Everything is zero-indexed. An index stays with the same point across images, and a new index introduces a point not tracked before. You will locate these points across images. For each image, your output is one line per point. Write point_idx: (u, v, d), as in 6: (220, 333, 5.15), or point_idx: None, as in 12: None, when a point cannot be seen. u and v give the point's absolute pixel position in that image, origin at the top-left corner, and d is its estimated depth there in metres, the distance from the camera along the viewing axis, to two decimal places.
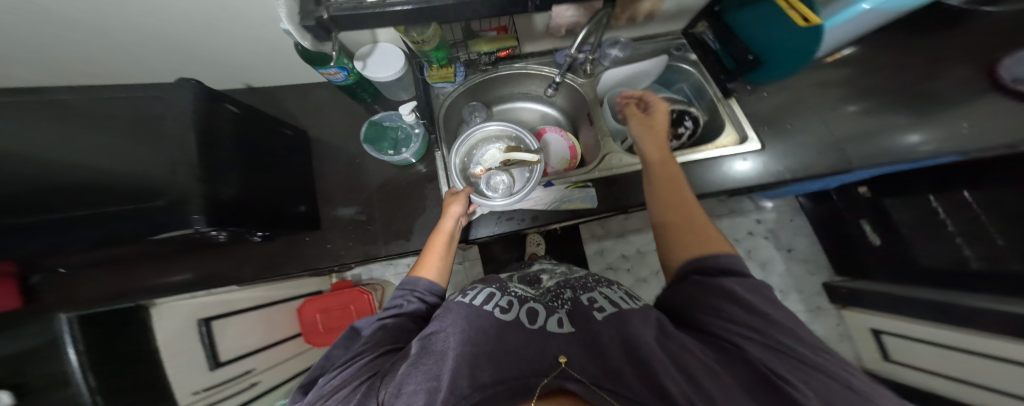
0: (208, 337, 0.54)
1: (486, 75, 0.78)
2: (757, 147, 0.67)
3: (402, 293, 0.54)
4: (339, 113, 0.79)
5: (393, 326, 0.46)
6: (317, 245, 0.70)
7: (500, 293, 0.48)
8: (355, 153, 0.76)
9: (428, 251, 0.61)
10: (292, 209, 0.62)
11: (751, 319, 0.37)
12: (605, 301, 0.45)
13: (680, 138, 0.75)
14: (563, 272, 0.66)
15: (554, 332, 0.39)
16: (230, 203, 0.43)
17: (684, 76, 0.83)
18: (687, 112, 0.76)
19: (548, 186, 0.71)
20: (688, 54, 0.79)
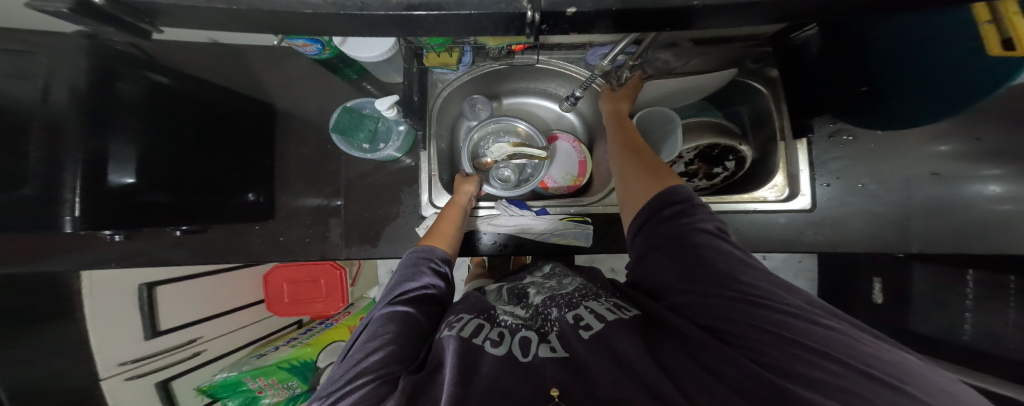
0: (146, 301, 0.70)
1: (498, 65, 0.66)
2: (806, 205, 0.55)
3: (413, 264, 0.49)
4: (315, 83, 0.65)
5: (407, 316, 0.41)
6: (267, 237, 0.58)
7: (489, 324, 0.40)
8: (327, 137, 0.63)
9: (441, 220, 0.57)
10: (239, 197, 0.54)
11: (761, 316, 0.30)
12: (592, 316, 0.38)
13: (712, 179, 0.67)
14: (552, 284, 0.50)
15: (550, 362, 0.32)
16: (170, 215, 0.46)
17: (748, 99, 0.63)
18: (734, 151, 0.65)
19: (541, 215, 0.64)
20: (766, 69, 0.60)
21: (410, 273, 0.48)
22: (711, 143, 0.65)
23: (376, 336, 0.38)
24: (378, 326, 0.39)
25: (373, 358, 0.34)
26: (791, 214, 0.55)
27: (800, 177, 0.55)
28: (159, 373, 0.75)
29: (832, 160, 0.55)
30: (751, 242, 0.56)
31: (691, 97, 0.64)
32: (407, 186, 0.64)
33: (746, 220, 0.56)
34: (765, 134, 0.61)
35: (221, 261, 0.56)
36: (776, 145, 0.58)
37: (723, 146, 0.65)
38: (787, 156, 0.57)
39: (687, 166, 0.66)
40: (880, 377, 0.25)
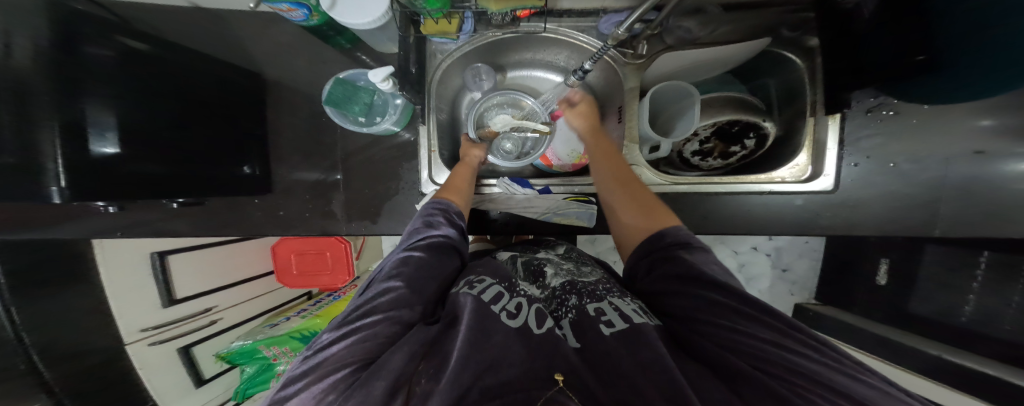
0: (159, 269, 0.71)
1: (502, 33, 0.61)
2: (828, 187, 0.51)
3: (429, 214, 0.46)
4: (303, 52, 0.60)
5: (421, 261, 0.39)
6: (267, 210, 0.58)
7: (508, 292, 0.38)
8: (319, 109, 0.60)
9: (454, 180, 0.55)
10: (234, 170, 0.54)
11: (790, 357, 0.27)
12: (614, 313, 0.35)
13: (727, 158, 0.64)
14: (570, 268, 0.50)
15: (562, 345, 0.31)
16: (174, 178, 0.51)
17: (779, 69, 0.59)
18: (756, 127, 0.63)
19: (542, 194, 0.62)
20: (805, 38, 0.53)
21: (425, 221, 0.45)
22: (732, 119, 0.63)
23: (388, 277, 0.37)
24: (391, 268, 0.38)
25: (382, 299, 0.34)
26: (811, 195, 0.51)
27: (826, 156, 0.51)
28: (179, 340, 0.77)
29: (862, 138, 0.50)
30: (764, 225, 0.53)
31: (714, 69, 0.62)
32: (406, 162, 0.62)
33: (760, 202, 0.53)
34: (797, 107, 0.56)
35: (222, 233, 0.56)
36: (805, 122, 0.54)
37: (744, 123, 0.63)
38: (813, 133, 0.52)
39: (702, 144, 0.63)
40: None
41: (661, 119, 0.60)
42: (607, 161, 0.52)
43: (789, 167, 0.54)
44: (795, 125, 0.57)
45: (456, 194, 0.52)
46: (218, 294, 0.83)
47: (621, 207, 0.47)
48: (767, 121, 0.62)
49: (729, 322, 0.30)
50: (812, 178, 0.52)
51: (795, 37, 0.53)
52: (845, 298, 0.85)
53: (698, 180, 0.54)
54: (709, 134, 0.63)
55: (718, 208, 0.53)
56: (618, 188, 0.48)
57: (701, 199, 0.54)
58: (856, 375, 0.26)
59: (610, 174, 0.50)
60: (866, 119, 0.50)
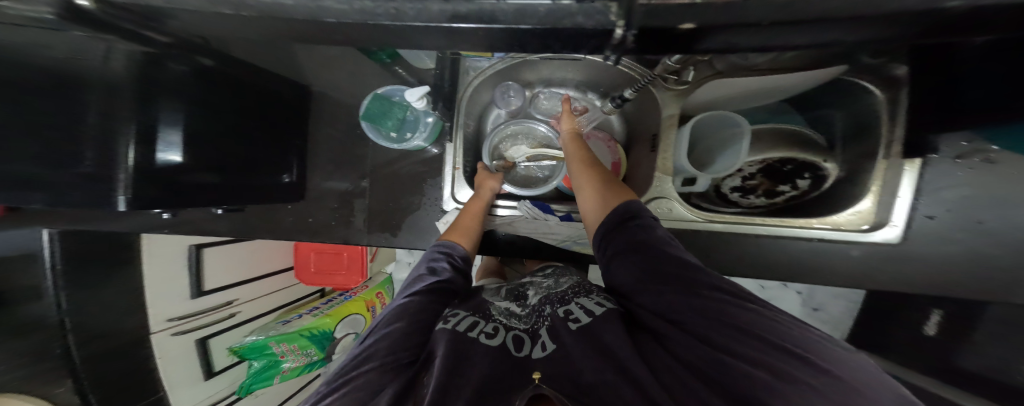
0: (195, 262, 0.74)
1: (537, 55, 0.63)
2: (893, 239, 0.48)
3: (435, 258, 0.52)
4: (347, 66, 0.64)
5: (418, 306, 0.45)
6: (298, 216, 0.60)
7: (484, 319, 0.44)
8: (358, 122, 0.63)
9: (462, 216, 0.58)
10: (276, 179, 0.56)
11: (704, 304, 0.35)
12: (579, 311, 0.43)
13: (773, 197, 0.61)
14: (549, 284, 0.55)
15: (537, 361, 0.37)
16: (233, 187, 0.50)
17: (851, 101, 0.53)
18: (814, 168, 0.59)
19: (564, 221, 0.62)
20: (891, 66, 0.46)
21: (430, 267, 0.51)
22: (784, 157, 0.61)
23: (388, 323, 0.43)
24: (393, 315, 0.44)
25: (381, 345, 0.40)
26: (866, 248, 0.49)
27: (893, 204, 0.48)
28: (196, 332, 0.77)
29: (946, 189, 0.47)
30: (809, 271, 0.51)
31: (761, 98, 0.60)
32: (430, 177, 0.63)
33: (805, 247, 0.50)
34: (862, 148, 0.52)
35: (255, 236, 0.59)
36: (874, 164, 0.49)
37: (799, 162, 0.61)
38: (882, 178, 0.49)
39: (744, 180, 0.62)
40: (791, 349, 0.31)
41: (698, 151, 0.59)
42: (581, 151, 0.58)
43: (849, 213, 0.51)
44: (858, 167, 0.53)
45: (462, 235, 0.56)
46: (240, 288, 0.86)
47: (591, 183, 0.52)
48: (829, 162, 0.58)
49: (666, 286, 0.38)
50: (879, 226, 0.48)
51: (878, 66, 0.47)
52: (880, 343, 0.80)
53: (737, 220, 0.52)
54: (754, 170, 0.62)
55: (762, 249, 0.51)
56: (589, 170, 0.54)
57: (741, 239, 0.52)
58: (750, 305, 0.35)
59: (583, 160, 0.56)
60: (953, 166, 0.46)
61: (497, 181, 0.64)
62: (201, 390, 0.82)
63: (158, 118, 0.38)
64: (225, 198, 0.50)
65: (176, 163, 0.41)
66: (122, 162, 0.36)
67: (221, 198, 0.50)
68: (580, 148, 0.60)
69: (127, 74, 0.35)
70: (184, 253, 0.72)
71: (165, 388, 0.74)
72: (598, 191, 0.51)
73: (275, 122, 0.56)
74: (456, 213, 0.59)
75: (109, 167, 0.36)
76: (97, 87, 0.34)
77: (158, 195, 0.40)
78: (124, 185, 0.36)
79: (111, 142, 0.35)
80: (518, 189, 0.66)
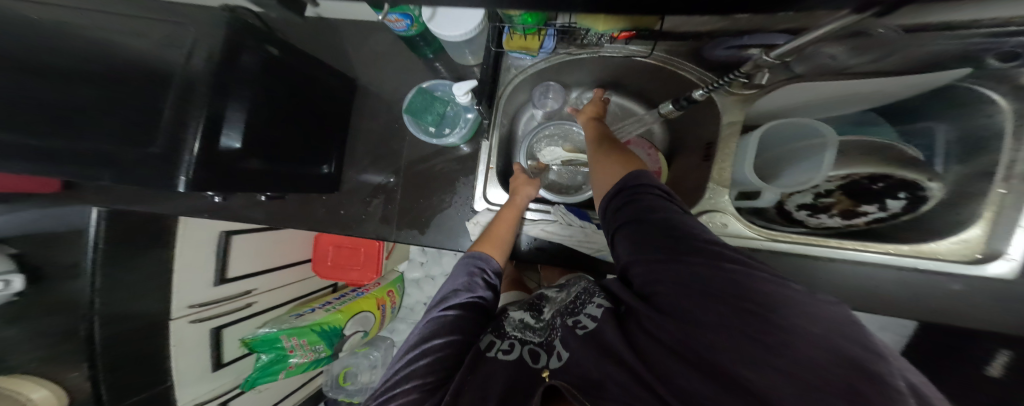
0: (221, 249, 0.73)
1: (582, 53, 0.61)
2: (1005, 274, 0.42)
3: (469, 273, 0.50)
4: (393, 62, 0.65)
5: (452, 320, 0.43)
6: (330, 208, 0.59)
7: (498, 336, 0.43)
8: (397, 116, 0.63)
9: (496, 222, 0.54)
10: (317, 169, 0.55)
11: (688, 277, 0.32)
12: (587, 316, 0.41)
13: (854, 219, 0.51)
14: (561, 296, 0.53)
15: (557, 370, 0.35)
16: (287, 174, 0.49)
17: (960, 112, 0.46)
18: (914, 186, 0.48)
19: (601, 230, 0.59)
20: (1020, 72, 0.39)
21: (467, 282, 0.48)
22: (876, 173, 0.50)
23: (418, 343, 0.41)
24: (427, 331, 0.43)
25: (421, 363, 0.38)
26: (970, 282, 0.43)
27: (1012, 236, 0.41)
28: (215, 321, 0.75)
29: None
30: (884, 303, 0.46)
31: (832, 109, 0.54)
32: (464, 175, 0.61)
33: (894, 277, 0.46)
34: (969, 168, 0.45)
35: (287, 226, 0.58)
36: (986, 191, 0.43)
37: (895, 179, 0.49)
38: (998, 206, 0.42)
39: (817, 196, 0.53)
40: (782, 321, 0.27)
41: (762, 161, 0.55)
42: (598, 128, 0.59)
43: (951, 241, 0.44)
44: (964, 189, 0.45)
45: (495, 247, 0.53)
46: (259, 278, 0.85)
47: (602, 157, 0.52)
48: (932, 180, 0.47)
49: (654, 263, 0.35)
50: (977, 261, 0.43)
51: (1001, 70, 0.40)
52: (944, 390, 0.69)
53: (811, 240, 0.48)
54: (831, 185, 0.52)
55: (829, 274, 0.47)
56: (602, 144, 0.54)
57: (814, 261, 0.48)
58: (743, 273, 0.31)
59: (600, 135, 0.57)
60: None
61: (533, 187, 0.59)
62: (206, 383, 0.77)
63: (227, 103, 0.37)
64: (283, 183, 0.48)
65: (235, 149, 0.39)
66: (188, 144, 0.33)
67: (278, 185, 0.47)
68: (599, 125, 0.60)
69: (207, 66, 0.34)
70: (213, 238, 0.71)
71: (171, 379, 0.69)
72: (604, 164, 0.50)
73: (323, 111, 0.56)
74: (488, 223, 0.56)
75: (173, 149, 0.32)
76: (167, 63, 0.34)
77: (226, 176, 0.38)
78: (187, 168, 0.33)
79: (183, 124, 0.33)
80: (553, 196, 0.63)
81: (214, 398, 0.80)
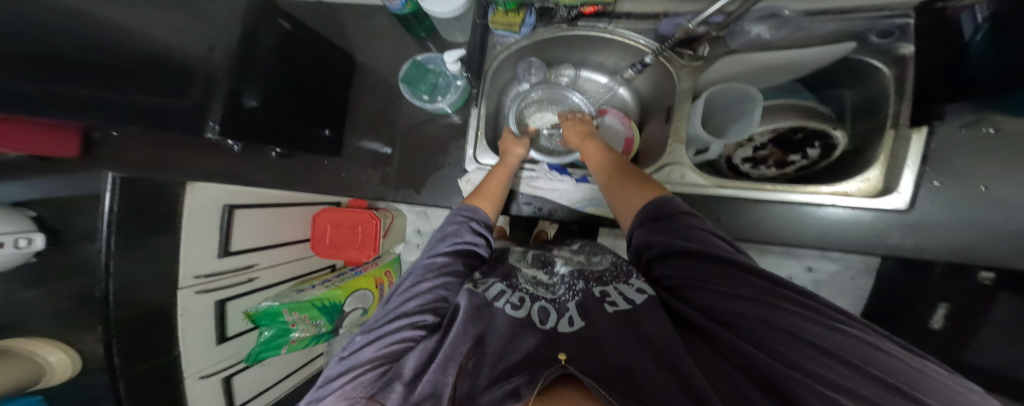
0: (225, 222, 0.66)
1: (561, 32, 0.65)
2: (900, 205, 0.50)
3: (458, 221, 0.54)
4: (389, 39, 0.71)
5: (444, 265, 0.47)
6: (333, 171, 0.67)
7: (510, 289, 0.45)
8: (393, 88, 0.69)
9: (488, 180, 0.60)
10: (319, 131, 0.60)
11: (777, 317, 0.33)
12: (619, 295, 0.42)
13: (785, 167, 0.64)
14: (581, 258, 0.54)
15: (566, 333, 0.38)
16: (292, 134, 0.54)
17: (861, 80, 0.57)
18: (824, 136, 0.61)
19: (579, 184, 0.67)
20: (899, 45, 0.51)
21: (455, 229, 0.53)
22: (796, 126, 0.62)
23: (417, 280, 0.46)
24: (420, 273, 0.47)
25: (411, 304, 0.43)
26: (876, 213, 0.51)
27: (902, 173, 0.49)
28: (219, 293, 0.68)
29: (952, 157, 0.47)
30: (804, 235, 0.55)
31: (772, 74, 0.64)
32: (455, 140, 0.68)
33: (813, 214, 0.54)
34: (874, 120, 0.55)
35: (295, 186, 0.65)
36: (883, 134, 0.52)
37: (811, 130, 0.61)
38: (891, 148, 0.51)
39: (757, 150, 0.64)
40: (893, 384, 0.27)
41: (714, 122, 0.64)
42: (598, 144, 0.60)
43: (858, 181, 0.54)
44: (869, 138, 0.55)
45: (486, 201, 0.58)
46: (262, 252, 0.79)
47: (611, 180, 0.53)
48: (839, 129, 0.60)
49: (726, 293, 0.36)
50: (886, 193, 0.50)
51: (884, 45, 0.52)
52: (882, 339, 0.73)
53: (746, 186, 0.56)
54: (765, 141, 0.64)
55: (760, 215, 0.56)
56: (610, 166, 0.54)
57: (750, 204, 0.56)
58: (839, 327, 0.32)
59: (599, 157, 0.57)
60: (959, 135, 0.47)
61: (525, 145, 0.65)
62: (210, 356, 0.69)
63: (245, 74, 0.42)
64: (291, 142, 0.54)
65: (252, 106, 0.45)
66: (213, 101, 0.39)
67: (281, 142, 0.53)
68: (596, 140, 0.61)
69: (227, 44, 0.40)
70: (217, 212, 0.65)
71: (182, 345, 0.62)
72: (624, 183, 0.51)
73: (330, 82, 0.62)
74: (481, 180, 0.62)
75: (205, 101, 0.40)
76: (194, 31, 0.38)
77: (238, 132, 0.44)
78: (216, 115, 0.40)
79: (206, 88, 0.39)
80: (543, 155, 0.68)
81: (222, 369, 0.73)
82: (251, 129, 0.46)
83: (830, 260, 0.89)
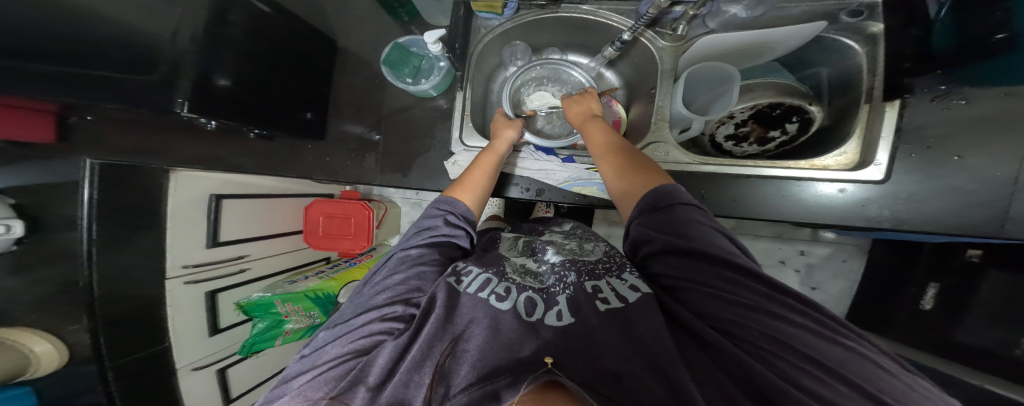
0: (212, 212, 0.65)
1: (543, 13, 0.65)
2: (878, 177, 0.50)
3: (434, 215, 0.55)
4: (371, 22, 0.69)
5: (417, 257, 0.49)
6: (317, 156, 0.66)
7: (497, 278, 0.45)
8: (377, 72, 0.68)
9: (475, 166, 0.59)
10: (301, 114, 0.60)
11: (774, 327, 0.32)
12: (611, 292, 0.41)
13: (766, 143, 0.67)
14: (572, 247, 0.54)
15: (552, 327, 0.38)
16: (270, 117, 0.53)
17: (834, 58, 0.59)
18: (801, 111, 0.67)
19: (565, 163, 0.67)
20: (869, 23, 0.52)
21: (431, 224, 0.54)
22: (774, 103, 0.68)
23: (393, 273, 0.47)
24: (395, 266, 0.49)
25: (381, 297, 0.44)
26: (858, 184, 0.51)
27: (878, 145, 0.50)
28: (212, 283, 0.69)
29: (924, 129, 0.48)
30: (785, 212, 0.55)
31: (756, 56, 0.63)
32: (441, 123, 0.67)
33: (795, 191, 0.54)
34: (849, 97, 0.58)
35: (278, 172, 0.64)
36: (859, 108, 0.54)
37: (787, 106, 0.67)
38: (867, 120, 0.53)
39: (739, 127, 0.68)
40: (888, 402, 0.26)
41: (697, 104, 0.64)
42: (601, 126, 0.58)
43: (837, 154, 0.54)
44: (846, 114, 0.59)
45: (467, 192, 0.57)
46: (253, 244, 0.78)
47: (613, 164, 0.51)
48: (812, 106, 0.66)
49: (725, 298, 0.35)
50: (859, 167, 0.52)
51: (855, 23, 0.53)
52: (881, 322, 0.71)
53: (727, 162, 0.56)
54: (745, 117, 0.69)
55: (741, 192, 0.56)
56: (613, 151, 0.53)
57: (730, 180, 0.57)
58: (839, 342, 0.31)
59: (602, 139, 0.56)
60: (930, 108, 0.48)
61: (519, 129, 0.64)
62: (201, 348, 0.70)
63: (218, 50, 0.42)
64: (269, 123, 0.53)
65: (226, 86, 0.44)
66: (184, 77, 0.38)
67: (260, 122, 0.51)
68: (599, 122, 0.59)
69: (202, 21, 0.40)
70: (203, 201, 0.63)
71: (170, 339, 0.63)
72: (624, 170, 0.50)
73: (311, 65, 0.61)
74: (466, 169, 0.60)
75: (171, 79, 0.38)
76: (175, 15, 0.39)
77: (213, 109, 0.42)
78: (184, 92, 0.38)
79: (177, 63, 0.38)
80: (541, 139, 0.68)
81: (215, 363, 0.74)
82: (226, 109, 0.44)
83: (822, 243, 0.89)
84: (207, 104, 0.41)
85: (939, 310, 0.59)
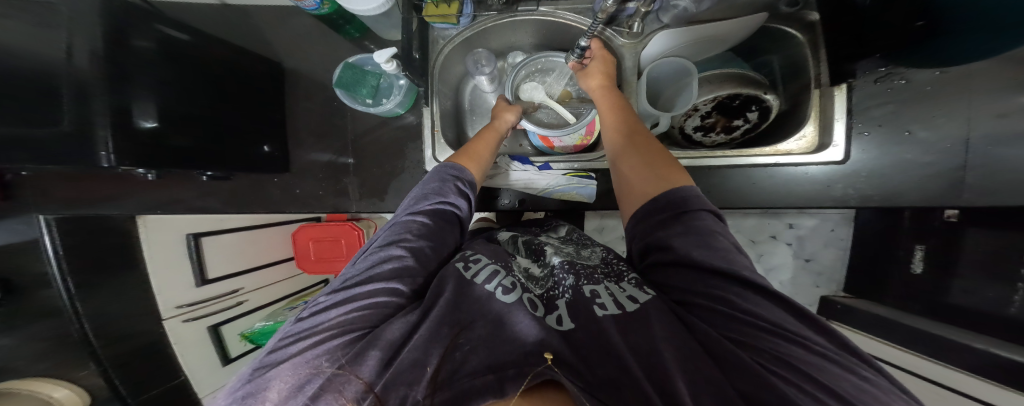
0: (194, 251, 0.66)
1: (501, 18, 0.63)
2: (838, 157, 0.54)
3: (442, 179, 0.50)
4: (320, 43, 0.67)
5: (424, 226, 0.44)
6: (285, 189, 0.66)
7: (503, 271, 0.41)
8: (333, 95, 0.67)
9: (479, 142, 0.59)
10: (257, 149, 0.60)
11: (783, 346, 0.27)
12: (609, 298, 0.36)
13: (733, 132, 0.66)
14: (571, 251, 0.50)
15: (552, 330, 0.33)
16: (223, 153, 0.54)
17: (782, 46, 0.59)
18: (758, 100, 0.64)
19: (541, 171, 0.64)
20: (806, 12, 0.54)
21: (435, 189, 0.49)
22: (733, 93, 0.64)
23: (396, 242, 0.42)
24: (396, 234, 0.43)
25: (387, 265, 0.39)
26: (821, 166, 0.55)
27: (834, 127, 0.53)
28: (210, 318, 0.71)
29: (875, 107, 0.52)
30: (757, 198, 0.59)
31: (708, 48, 0.64)
32: (411, 142, 0.66)
33: (764, 174, 0.57)
34: (799, 83, 0.58)
35: (248, 209, 0.64)
36: (809, 94, 0.56)
37: (745, 96, 0.64)
38: (819, 105, 0.55)
39: (703, 119, 0.67)
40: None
41: (663, 98, 0.65)
42: (618, 106, 0.54)
43: (798, 139, 0.56)
44: (800, 100, 0.59)
45: (473, 161, 0.56)
46: (247, 276, 0.77)
47: (631, 155, 0.46)
48: (769, 92, 0.63)
49: (722, 315, 0.31)
50: (819, 148, 0.54)
51: (794, 13, 0.54)
52: (880, 289, 0.67)
53: (700, 155, 0.57)
54: (710, 109, 0.66)
55: (711, 182, 0.58)
56: (632, 136, 0.48)
57: (703, 172, 0.58)
58: (851, 368, 0.25)
59: (617, 123, 0.52)
60: (874, 89, 0.52)
61: (517, 112, 0.64)
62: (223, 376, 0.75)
63: (131, 89, 0.41)
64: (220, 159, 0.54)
65: (152, 127, 0.44)
66: (99, 123, 0.38)
67: (207, 162, 0.53)
68: (613, 99, 0.55)
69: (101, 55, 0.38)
70: (181, 244, 0.65)
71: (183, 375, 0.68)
72: (642, 157, 0.45)
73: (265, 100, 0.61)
74: (468, 141, 0.59)
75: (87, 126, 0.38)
76: (97, 61, 0.37)
77: (139, 152, 0.43)
78: (104, 144, 0.39)
79: (91, 106, 0.37)
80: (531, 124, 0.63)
81: None
82: (152, 149, 0.44)
83: (809, 215, 0.83)
84: (131, 149, 0.42)
85: (925, 275, 0.56)
